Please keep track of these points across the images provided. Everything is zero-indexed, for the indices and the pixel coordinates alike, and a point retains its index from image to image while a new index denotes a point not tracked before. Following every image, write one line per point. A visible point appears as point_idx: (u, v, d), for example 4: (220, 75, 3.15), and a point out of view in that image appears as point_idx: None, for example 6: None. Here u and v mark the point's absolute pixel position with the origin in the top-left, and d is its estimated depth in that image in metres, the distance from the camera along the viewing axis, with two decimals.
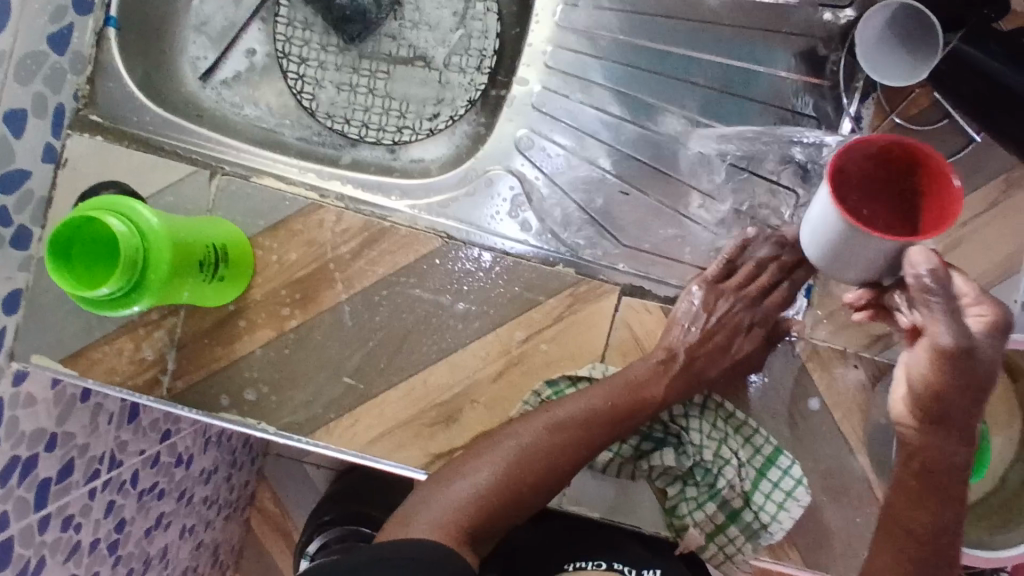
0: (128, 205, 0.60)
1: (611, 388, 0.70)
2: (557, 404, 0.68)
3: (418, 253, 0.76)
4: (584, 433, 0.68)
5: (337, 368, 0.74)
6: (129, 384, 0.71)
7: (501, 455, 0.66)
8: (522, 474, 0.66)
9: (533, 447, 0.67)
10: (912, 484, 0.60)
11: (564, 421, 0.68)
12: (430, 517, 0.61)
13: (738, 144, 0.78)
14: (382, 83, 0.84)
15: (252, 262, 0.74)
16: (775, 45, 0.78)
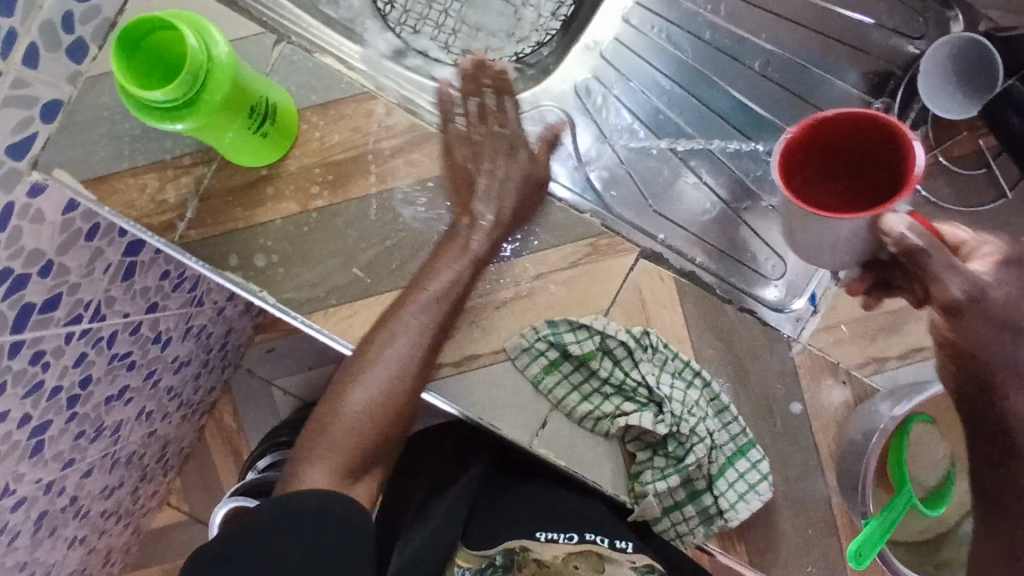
0: (201, 21, 0.56)
1: (438, 296, 0.70)
2: (412, 321, 0.69)
3: (456, 166, 0.75)
4: (422, 346, 0.70)
5: (350, 258, 0.74)
6: (143, 222, 0.74)
7: (377, 383, 0.67)
8: (399, 400, 0.68)
9: (397, 370, 0.68)
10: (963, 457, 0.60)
11: (417, 334, 0.69)
12: (323, 461, 0.65)
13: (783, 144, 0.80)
14: (458, 5, 0.84)
15: (293, 132, 0.73)
16: (842, 58, 0.78)
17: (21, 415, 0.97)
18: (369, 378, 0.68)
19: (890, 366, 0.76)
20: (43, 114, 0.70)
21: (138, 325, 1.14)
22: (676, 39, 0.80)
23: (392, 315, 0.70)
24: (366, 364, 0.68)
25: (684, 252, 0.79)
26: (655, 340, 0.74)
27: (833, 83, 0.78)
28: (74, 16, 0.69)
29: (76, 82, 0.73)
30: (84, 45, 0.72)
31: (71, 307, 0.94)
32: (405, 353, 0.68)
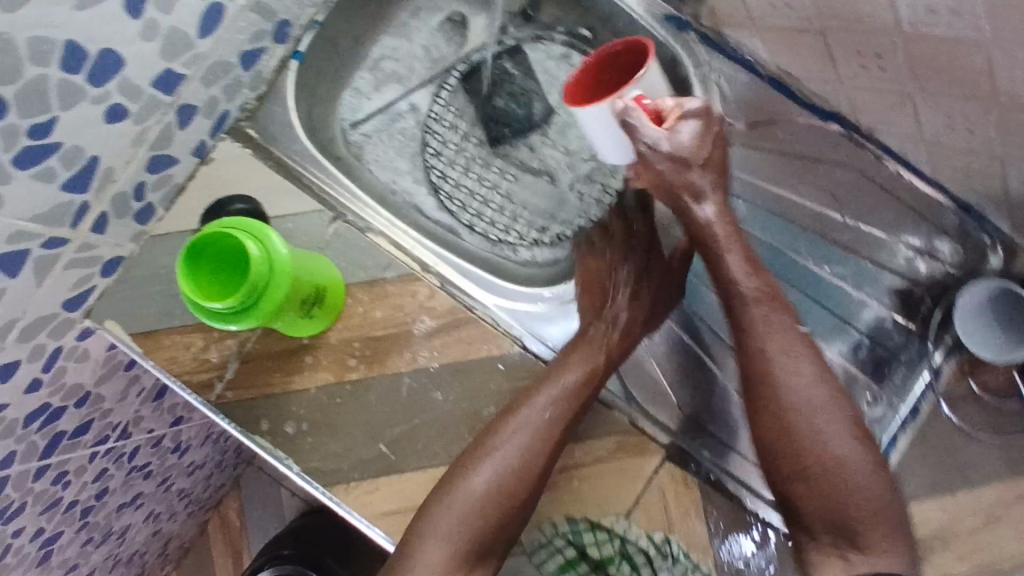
0: (263, 228, 0.60)
1: (582, 360, 0.72)
2: (529, 411, 0.69)
3: (488, 351, 0.76)
4: (572, 405, 0.70)
5: (378, 434, 0.75)
6: (184, 378, 0.76)
7: (513, 447, 0.67)
8: (530, 463, 0.68)
9: (519, 456, 0.67)
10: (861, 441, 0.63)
11: (543, 428, 0.68)
12: (443, 536, 0.64)
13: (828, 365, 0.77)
14: (507, 184, 0.89)
15: (339, 308, 0.76)
16: (879, 274, 0.78)
17: (35, 529, 0.97)
18: (501, 449, 0.67)
19: None
20: (103, 270, 0.75)
21: (162, 437, 1.15)
22: None
23: (513, 414, 0.69)
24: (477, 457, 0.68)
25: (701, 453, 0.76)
26: (675, 549, 0.70)
27: (863, 302, 0.78)
28: (146, 186, 0.73)
29: (139, 240, 0.77)
30: (152, 208, 0.76)
31: (100, 429, 0.96)
32: (518, 446, 0.68)
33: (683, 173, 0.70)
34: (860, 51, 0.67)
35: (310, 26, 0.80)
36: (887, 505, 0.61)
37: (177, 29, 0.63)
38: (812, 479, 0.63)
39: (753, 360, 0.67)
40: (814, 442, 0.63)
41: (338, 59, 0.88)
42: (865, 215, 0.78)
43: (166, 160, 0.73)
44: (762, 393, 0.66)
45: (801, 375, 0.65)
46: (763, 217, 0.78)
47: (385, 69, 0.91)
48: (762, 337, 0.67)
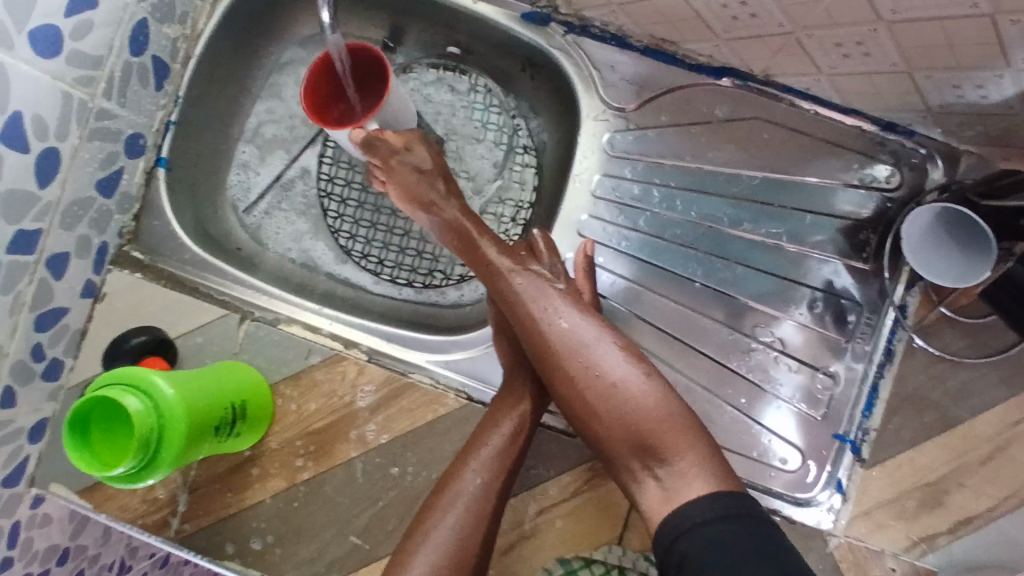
0: (142, 375, 0.56)
1: (499, 416, 0.63)
2: (456, 487, 0.60)
3: (436, 412, 0.72)
4: (497, 472, 0.61)
5: (345, 527, 0.72)
6: (140, 522, 0.74)
7: (446, 532, 0.58)
8: (475, 541, 0.59)
9: (456, 537, 0.57)
10: (553, 363, 0.58)
11: (476, 500, 0.59)
12: None
13: (786, 329, 0.72)
14: (418, 226, 0.84)
15: (272, 410, 0.72)
16: (818, 216, 0.73)
17: None
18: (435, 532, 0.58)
19: (940, 542, 0.68)
20: (30, 436, 0.74)
21: (170, 554, 1.13)
22: (640, 243, 0.74)
23: (444, 490, 0.60)
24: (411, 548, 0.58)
25: None
26: None
27: (808, 256, 0.73)
28: (42, 344, 0.70)
29: (58, 395, 0.75)
30: (59, 361, 0.73)
31: (95, 574, 0.95)
32: (453, 530, 0.58)
33: (430, 180, 0.68)
34: (724, 4, 0.61)
35: (166, 128, 0.77)
36: (693, 427, 0.56)
37: (13, 189, 0.61)
38: (616, 443, 0.56)
39: (581, 364, 0.57)
40: (603, 387, 0.56)
41: (212, 148, 0.83)
42: (784, 163, 0.73)
43: (55, 313, 0.71)
44: (556, 381, 0.58)
45: (610, 358, 0.57)
46: (679, 197, 0.74)
47: (264, 142, 0.86)
48: (561, 328, 0.59)
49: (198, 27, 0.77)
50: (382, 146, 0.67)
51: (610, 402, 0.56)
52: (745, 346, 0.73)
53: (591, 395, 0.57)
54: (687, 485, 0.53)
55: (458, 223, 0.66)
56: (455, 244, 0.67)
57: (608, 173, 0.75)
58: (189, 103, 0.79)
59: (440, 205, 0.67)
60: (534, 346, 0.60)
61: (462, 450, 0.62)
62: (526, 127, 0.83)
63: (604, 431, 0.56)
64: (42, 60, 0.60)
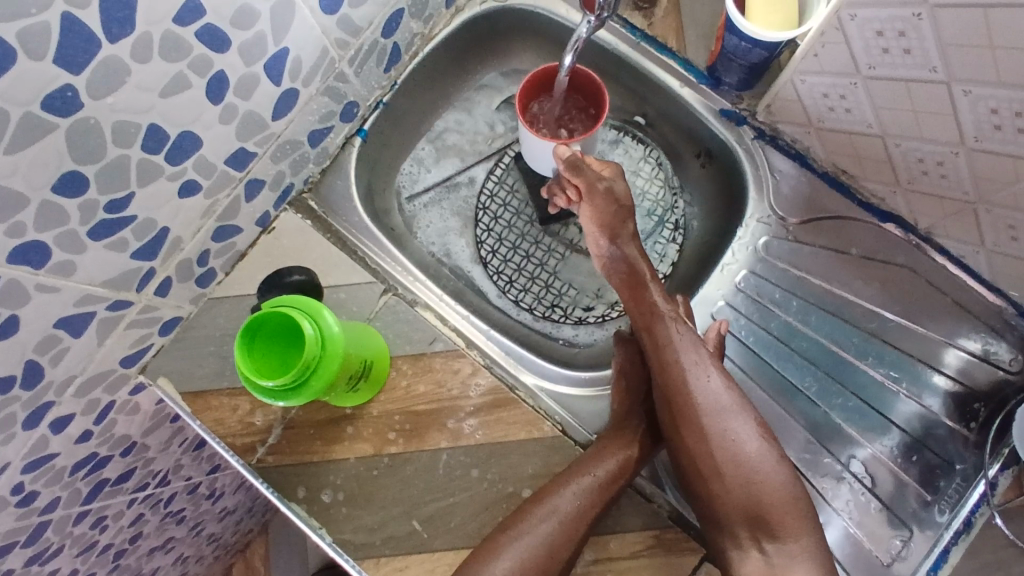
0: (315, 306, 0.61)
1: (618, 442, 0.74)
2: (557, 498, 0.70)
3: (529, 433, 0.76)
4: (605, 491, 0.71)
5: (411, 509, 0.75)
6: (228, 440, 0.78)
7: (537, 536, 0.69)
8: (564, 546, 0.69)
9: (544, 541, 0.69)
10: (692, 417, 0.69)
11: (572, 517, 0.69)
12: None
13: (873, 469, 0.75)
14: (555, 262, 0.90)
15: (383, 379, 0.76)
16: (936, 377, 0.76)
17: (68, 571, 0.99)
18: (530, 535, 0.69)
19: None
20: (162, 329, 0.77)
21: (198, 484, 1.16)
22: (764, 341, 0.80)
23: (540, 502, 0.70)
24: (499, 543, 0.69)
25: None
26: None
27: (914, 406, 0.76)
28: (210, 253, 0.76)
29: (198, 301, 0.80)
30: (212, 273, 0.79)
31: (141, 476, 0.98)
32: (544, 536, 0.69)
33: (622, 220, 0.77)
34: (920, 158, 0.66)
35: (376, 106, 0.85)
36: (798, 504, 0.68)
37: (252, 112, 0.67)
38: (730, 502, 0.68)
39: (718, 426, 0.69)
40: (733, 451, 0.69)
41: (400, 134, 0.91)
42: (920, 317, 0.77)
43: (231, 230, 0.76)
44: (688, 433, 0.70)
45: (741, 428, 0.69)
46: (812, 314, 0.79)
47: (443, 145, 0.94)
48: (705, 389, 0.70)
49: (434, 30, 0.86)
50: (586, 171, 0.74)
51: (733, 466, 0.68)
52: (832, 471, 0.76)
53: (719, 456, 0.69)
54: (789, 566, 0.66)
55: (632, 267, 0.76)
56: (620, 281, 0.77)
57: (755, 270, 0.81)
58: (400, 90, 0.87)
59: (621, 242, 0.77)
60: (677, 396, 0.70)
61: (569, 471, 0.72)
62: (682, 208, 0.90)
63: (722, 488, 0.68)
64: (323, 13, 0.67)
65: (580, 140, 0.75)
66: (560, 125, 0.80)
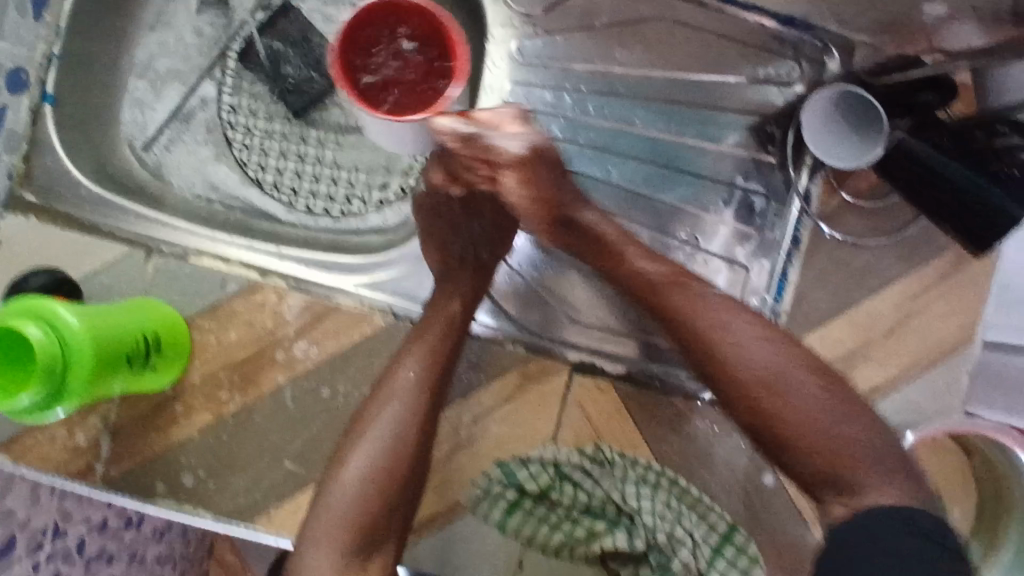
0: (47, 306, 0.55)
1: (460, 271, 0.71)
2: (401, 368, 0.67)
3: (361, 333, 0.71)
4: (452, 325, 0.69)
5: (279, 454, 0.71)
6: (62, 471, 0.70)
7: (390, 419, 0.66)
8: (422, 420, 0.67)
9: (383, 463, 0.65)
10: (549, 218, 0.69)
11: (416, 389, 0.67)
12: (337, 513, 0.63)
13: (694, 226, 0.75)
14: (331, 152, 0.82)
15: (188, 342, 0.70)
16: (728, 119, 0.75)
17: None
18: (381, 419, 0.66)
19: None
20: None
21: None
22: None
23: (386, 382, 0.67)
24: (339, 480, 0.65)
25: (634, 361, 0.76)
26: (608, 453, 0.73)
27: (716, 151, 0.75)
28: None
29: None
30: None
31: None
32: (397, 416, 0.66)
33: (405, 64, 0.62)
34: None
35: (49, 60, 0.72)
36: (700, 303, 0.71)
37: None
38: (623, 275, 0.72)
39: (585, 223, 0.70)
40: (604, 235, 0.71)
41: (100, 82, 0.78)
42: (686, 64, 0.74)
43: None
44: (558, 229, 0.70)
45: (602, 222, 0.71)
46: (590, 102, 0.75)
47: (158, 75, 0.82)
48: (575, 201, 0.68)
49: None
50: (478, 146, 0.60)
51: (597, 248, 0.71)
52: (662, 245, 0.75)
53: (593, 240, 0.71)
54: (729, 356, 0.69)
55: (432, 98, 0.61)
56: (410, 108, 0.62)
57: (518, 80, 0.75)
58: (72, 31, 0.74)
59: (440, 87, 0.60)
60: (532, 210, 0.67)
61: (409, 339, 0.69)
62: None
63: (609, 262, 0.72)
64: None
65: (420, 106, 0.62)
66: (396, 53, 0.63)
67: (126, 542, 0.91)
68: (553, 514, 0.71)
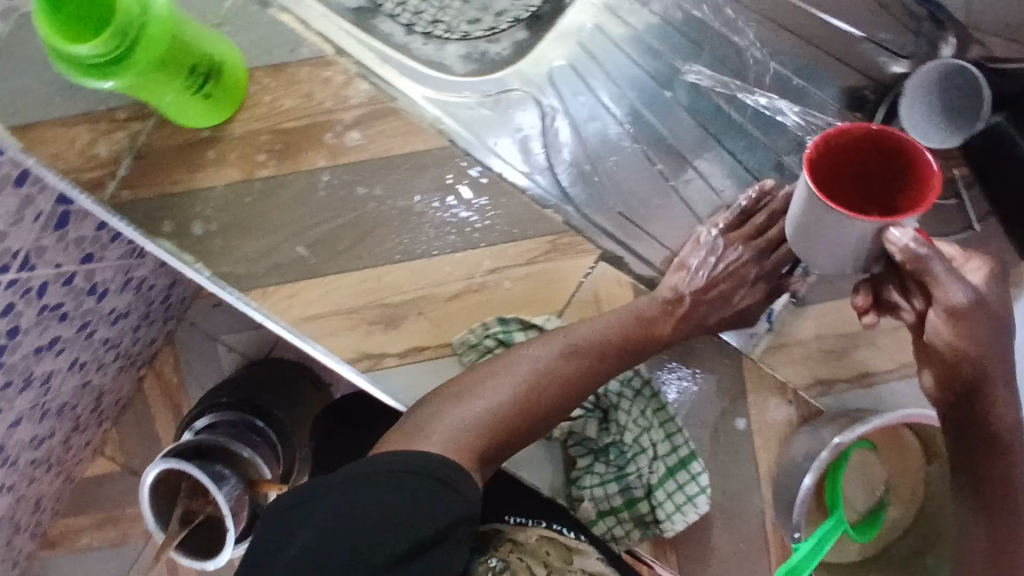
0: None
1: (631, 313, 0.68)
2: (568, 331, 0.65)
3: (414, 146, 0.70)
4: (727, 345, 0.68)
5: (294, 235, 0.70)
6: (73, 177, 0.68)
7: (523, 373, 0.61)
8: (540, 396, 0.61)
9: (513, 391, 0.60)
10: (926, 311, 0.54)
11: (558, 359, 0.63)
12: (449, 430, 0.55)
13: (754, 158, 0.74)
14: None
15: (241, 94, 0.68)
16: (829, 72, 0.74)
17: None
18: (509, 374, 0.61)
19: (838, 389, 0.77)
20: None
21: None
22: (654, 30, 0.75)
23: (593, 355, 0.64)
24: (459, 394, 0.59)
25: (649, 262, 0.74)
26: None
27: (808, 94, 0.74)
28: None
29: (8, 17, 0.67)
30: None
31: None
32: (530, 360, 0.62)
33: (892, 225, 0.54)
34: None
35: None
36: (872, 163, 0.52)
37: None
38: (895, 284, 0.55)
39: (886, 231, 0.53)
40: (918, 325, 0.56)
41: None
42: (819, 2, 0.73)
43: None
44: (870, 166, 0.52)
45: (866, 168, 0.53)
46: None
47: None
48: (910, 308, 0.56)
49: None
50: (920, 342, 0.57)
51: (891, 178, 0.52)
52: (723, 163, 0.74)
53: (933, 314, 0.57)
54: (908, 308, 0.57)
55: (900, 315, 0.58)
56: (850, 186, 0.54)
57: None
58: None
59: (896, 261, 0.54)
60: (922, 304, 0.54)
61: (664, 318, 0.69)
62: None
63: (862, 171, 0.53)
64: None
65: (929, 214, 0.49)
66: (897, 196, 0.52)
67: (82, 308, 0.86)
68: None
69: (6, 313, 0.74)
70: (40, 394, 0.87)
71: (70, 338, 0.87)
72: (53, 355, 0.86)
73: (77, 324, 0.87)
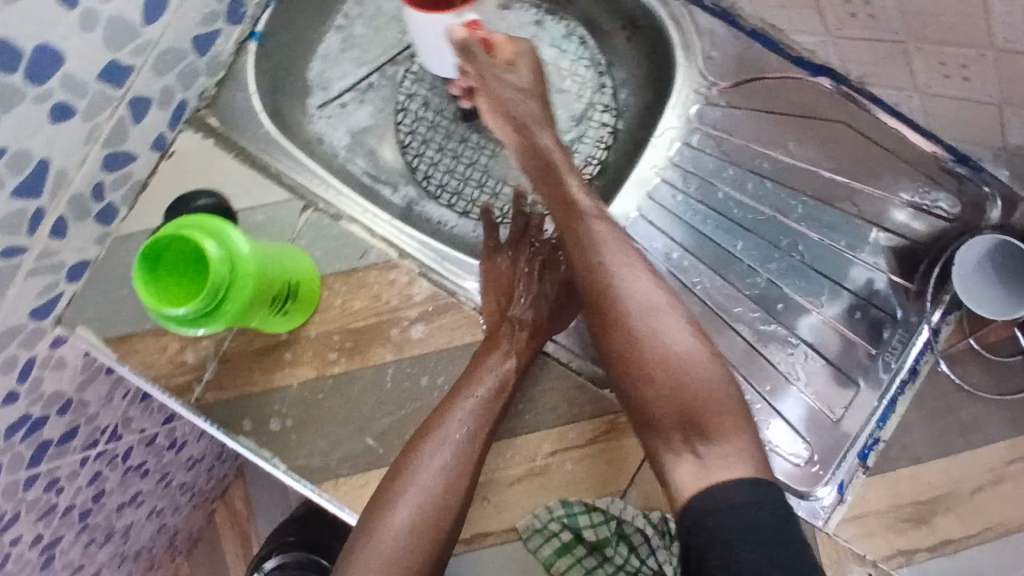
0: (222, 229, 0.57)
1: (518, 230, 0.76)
2: (441, 425, 0.69)
3: (476, 335, 0.74)
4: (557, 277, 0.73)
5: (364, 427, 0.73)
6: (162, 382, 0.74)
7: (412, 499, 0.67)
8: (447, 499, 0.67)
9: (419, 509, 0.67)
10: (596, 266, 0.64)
11: (462, 444, 0.69)
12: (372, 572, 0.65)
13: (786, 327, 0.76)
14: (486, 159, 0.87)
15: (315, 299, 0.73)
16: (862, 229, 0.76)
17: None
18: (400, 511, 0.67)
19: (920, 558, 0.71)
20: (100, 216, 0.70)
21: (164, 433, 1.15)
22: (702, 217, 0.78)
23: (433, 430, 0.69)
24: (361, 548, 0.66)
25: None
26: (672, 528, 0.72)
27: (859, 266, 0.76)
28: (117, 194, 0.71)
29: (104, 241, 0.73)
30: (83, 264, 0.72)
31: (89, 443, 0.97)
32: (441, 460, 0.68)
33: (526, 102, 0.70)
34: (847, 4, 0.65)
35: (267, 5, 0.78)
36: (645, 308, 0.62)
37: (118, 17, 0.60)
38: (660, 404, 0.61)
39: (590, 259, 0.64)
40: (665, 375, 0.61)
41: (291, 51, 0.84)
42: (857, 171, 0.75)
43: (112, 208, 0.72)
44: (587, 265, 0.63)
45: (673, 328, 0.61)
46: (744, 181, 0.78)
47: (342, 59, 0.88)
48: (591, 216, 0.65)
49: None
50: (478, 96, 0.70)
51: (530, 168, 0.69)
52: (778, 337, 0.76)
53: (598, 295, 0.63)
54: (722, 467, 0.58)
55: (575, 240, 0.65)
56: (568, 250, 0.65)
57: (688, 143, 0.79)
58: None
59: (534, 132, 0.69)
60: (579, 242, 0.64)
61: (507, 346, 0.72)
62: (610, 88, 0.86)
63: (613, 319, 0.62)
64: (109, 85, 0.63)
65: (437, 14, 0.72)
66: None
67: (163, 462, 0.99)
68: (602, 566, 0.73)
69: (92, 481, 0.86)
70: (119, 543, 1.01)
71: (150, 488, 1.00)
72: (134, 508, 0.99)
73: (157, 477, 1.00)
